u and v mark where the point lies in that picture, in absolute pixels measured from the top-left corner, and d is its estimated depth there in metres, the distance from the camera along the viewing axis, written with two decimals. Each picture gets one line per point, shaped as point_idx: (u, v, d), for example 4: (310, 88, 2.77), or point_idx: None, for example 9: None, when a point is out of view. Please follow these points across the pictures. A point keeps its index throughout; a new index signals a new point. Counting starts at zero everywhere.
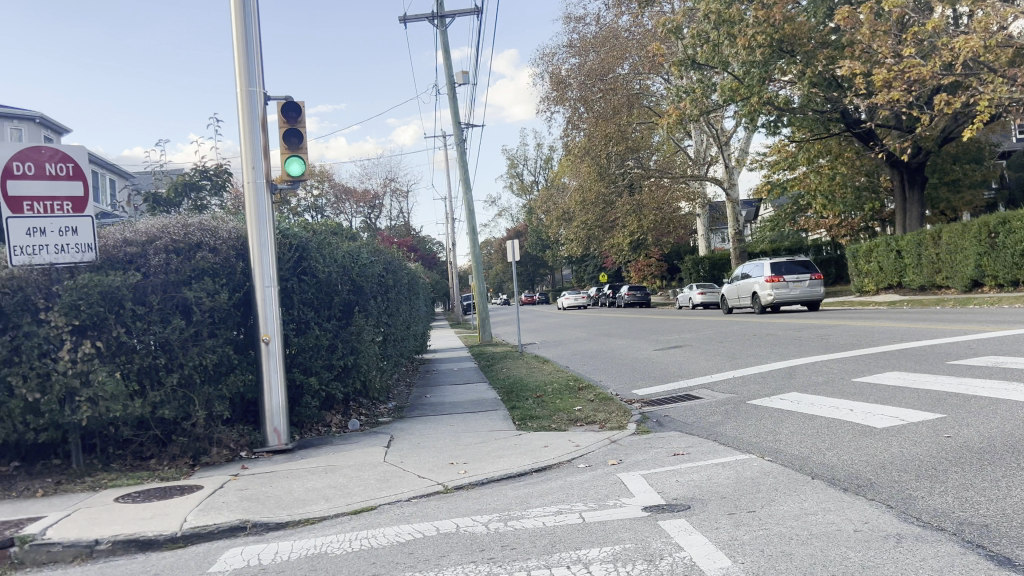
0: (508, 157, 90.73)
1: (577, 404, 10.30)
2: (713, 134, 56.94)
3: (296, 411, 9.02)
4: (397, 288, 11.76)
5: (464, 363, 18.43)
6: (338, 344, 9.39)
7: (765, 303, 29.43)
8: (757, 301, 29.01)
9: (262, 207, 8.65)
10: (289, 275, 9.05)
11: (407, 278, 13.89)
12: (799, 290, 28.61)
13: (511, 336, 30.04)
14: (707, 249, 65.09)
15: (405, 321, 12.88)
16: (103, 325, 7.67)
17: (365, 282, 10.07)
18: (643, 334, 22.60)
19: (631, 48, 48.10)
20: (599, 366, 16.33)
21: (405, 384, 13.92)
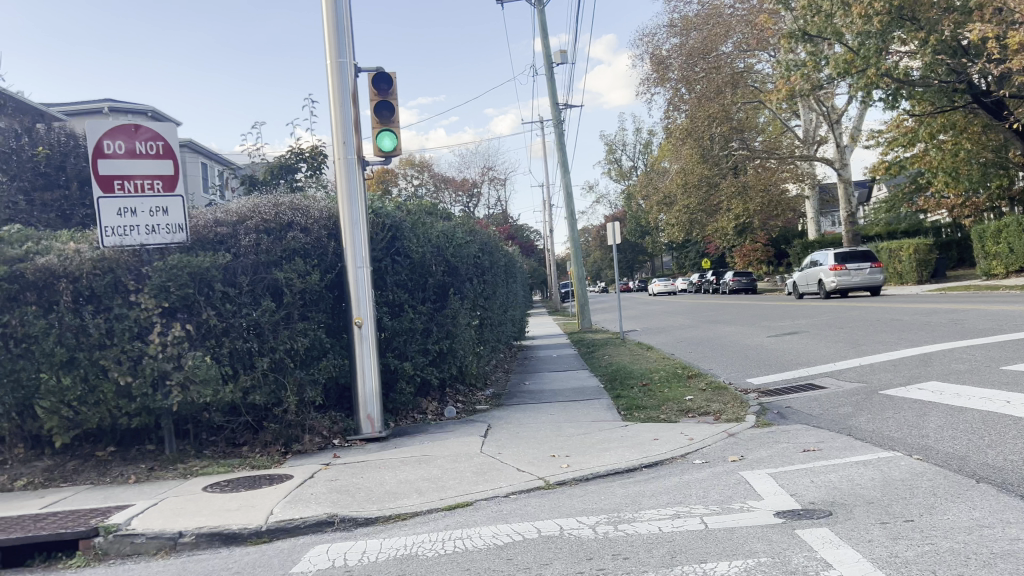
0: (607, 143, 89.27)
1: (688, 393, 9.53)
2: (823, 112, 54.21)
3: (390, 397, 8.63)
4: (494, 271, 11.24)
5: (564, 350, 17.83)
6: (433, 328, 8.94)
7: (829, 289, 30.82)
8: (824, 288, 30.38)
9: (353, 183, 8.24)
10: (382, 255, 8.63)
11: (504, 260, 13.36)
12: (862, 277, 29.92)
13: (612, 322, 29.25)
14: (817, 232, 62.28)
15: (503, 305, 12.37)
16: (193, 308, 7.44)
17: (460, 263, 9.58)
18: (754, 320, 21.44)
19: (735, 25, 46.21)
20: (707, 354, 15.42)
21: (504, 371, 13.43)
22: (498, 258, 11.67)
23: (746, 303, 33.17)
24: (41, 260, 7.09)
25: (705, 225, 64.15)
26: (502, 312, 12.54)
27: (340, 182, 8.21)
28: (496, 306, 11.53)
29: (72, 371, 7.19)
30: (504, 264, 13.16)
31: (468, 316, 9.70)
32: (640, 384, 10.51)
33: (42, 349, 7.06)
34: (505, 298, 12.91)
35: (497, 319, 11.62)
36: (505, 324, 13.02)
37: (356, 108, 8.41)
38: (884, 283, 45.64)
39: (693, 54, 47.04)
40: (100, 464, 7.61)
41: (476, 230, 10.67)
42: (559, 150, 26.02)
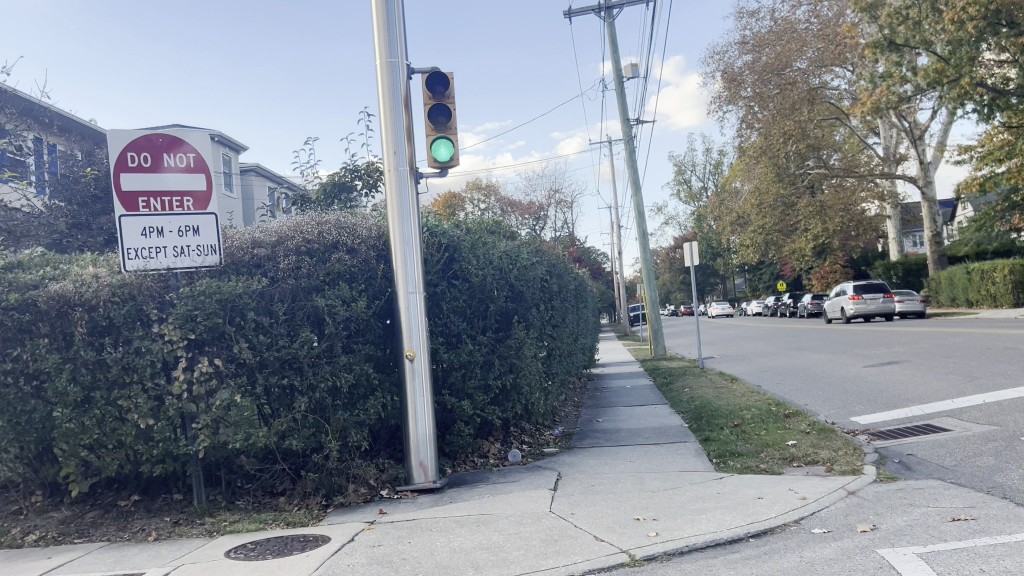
0: (676, 163, 87.55)
1: (789, 438, 8.24)
2: (905, 127, 51.74)
3: (447, 440, 7.61)
4: (564, 296, 10.16)
5: (638, 380, 16.58)
6: (495, 360, 7.90)
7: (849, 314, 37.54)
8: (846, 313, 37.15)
9: (405, 198, 7.28)
10: (438, 279, 7.64)
11: (574, 284, 12.28)
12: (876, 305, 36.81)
13: (687, 349, 27.79)
14: (900, 253, 59.40)
15: (573, 333, 11.27)
16: (223, 340, 6.54)
17: (526, 287, 8.53)
18: (844, 348, 19.81)
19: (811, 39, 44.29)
20: (798, 386, 14.00)
21: (574, 405, 12.30)
22: (568, 282, 10.58)
23: (829, 328, 31.25)
24: (55, 286, 6.32)
25: (780, 247, 61.86)
26: (572, 342, 11.45)
27: (391, 198, 7.26)
28: (566, 335, 10.43)
29: (88, 412, 6.38)
30: (574, 289, 12.07)
31: (535, 346, 8.63)
32: (731, 425, 9.26)
33: (55, 387, 6.26)
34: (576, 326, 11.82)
35: (567, 349, 10.53)
36: (576, 354, 11.91)
37: (409, 114, 7.46)
38: (976, 306, 42.90)
39: (767, 71, 45.17)
40: (122, 516, 6.76)
41: (544, 251, 9.62)
42: (629, 169, 24.81)
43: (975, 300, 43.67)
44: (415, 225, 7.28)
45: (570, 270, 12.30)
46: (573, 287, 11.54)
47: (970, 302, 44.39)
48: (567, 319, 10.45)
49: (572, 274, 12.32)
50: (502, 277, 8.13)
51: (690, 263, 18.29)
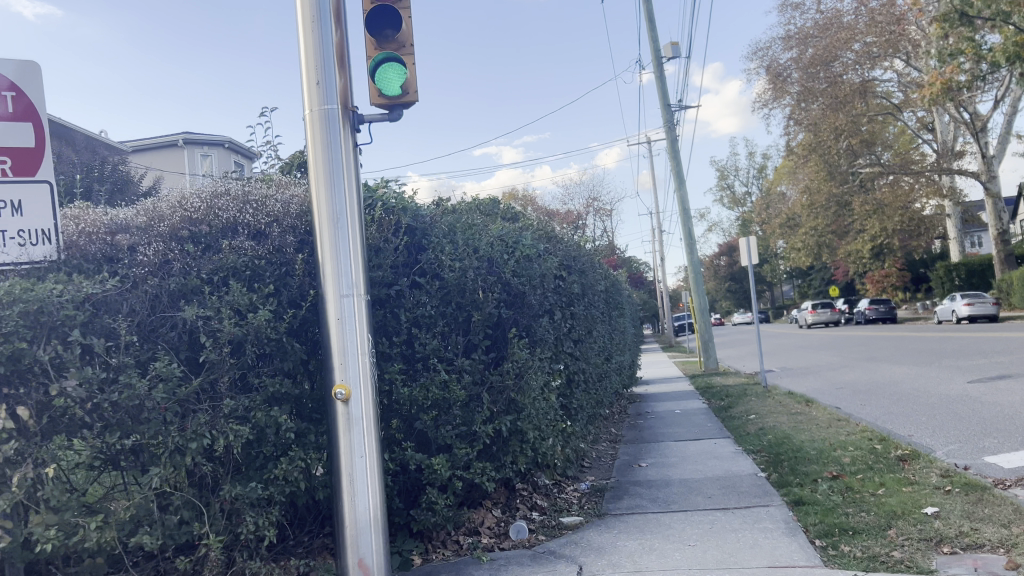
0: (718, 168, 84.24)
1: (920, 501, 5.59)
2: (965, 119, 48.05)
3: (411, 516, 5.10)
4: (590, 299, 7.58)
5: (689, 403, 13.88)
6: (482, 395, 5.36)
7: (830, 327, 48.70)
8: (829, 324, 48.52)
9: (336, 155, 4.77)
10: (394, 277, 5.15)
11: (605, 282, 9.68)
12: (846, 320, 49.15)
13: (742, 361, 24.92)
14: (962, 253, 55.29)
15: (604, 348, 8.72)
16: (35, 375, 3.99)
17: (536, 287, 5.97)
18: (933, 360, 16.80)
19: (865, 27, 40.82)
20: (891, 410, 11.15)
21: (610, 443, 9.66)
22: (597, 281, 7.99)
23: (899, 336, 27.95)
24: None
25: (835, 249, 58.18)
26: (604, 357, 8.91)
27: (315, 155, 4.75)
28: (596, 352, 7.82)
29: None
30: (605, 289, 9.50)
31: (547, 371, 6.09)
32: (828, 477, 6.60)
33: None
34: (609, 339, 9.26)
35: (597, 369, 7.94)
36: (611, 373, 9.34)
37: (341, 28, 4.93)
38: None
39: (813, 65, 42.06)
40: None
41: (561, 237, 7.04)
42: (672, 163, 22.05)
43: None
44: (353, 194, 4.79)
45: (603, 267, 9.70)
46: (604, 289, 9.00)
47: None
48: (597, 326, 7.85)
49: (603, 270, 9.74)
50: (498, 273, 5.57)
51: (747, 262, 15.45)
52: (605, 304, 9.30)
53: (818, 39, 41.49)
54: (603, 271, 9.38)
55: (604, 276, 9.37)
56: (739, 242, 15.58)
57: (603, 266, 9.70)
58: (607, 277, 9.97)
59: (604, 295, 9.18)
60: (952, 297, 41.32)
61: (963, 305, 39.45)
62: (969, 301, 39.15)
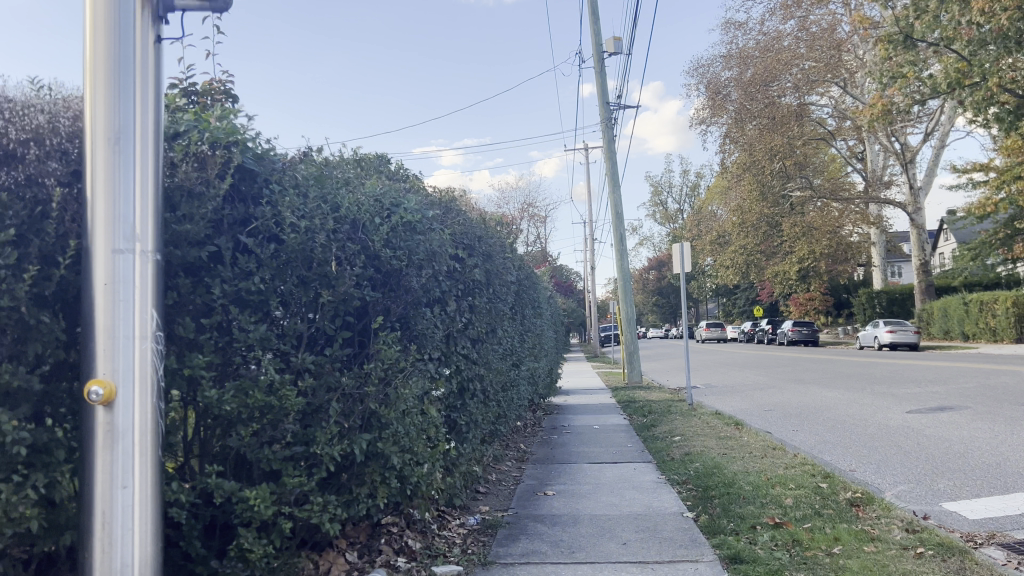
0: (653, 183, 83.95)
1: (891, 569, 4.38)
2: (895, 149, 48.35)
3: (215, 566, 3.69)
4: (495, 288, 6.18)
5: (609, 418, 12.64)
6: (328, 406, 3.92)
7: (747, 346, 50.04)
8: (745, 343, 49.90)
9: (126, 49, 3.32)
10: (211, 235, 3.71)
11: (518, 272, 8.31)
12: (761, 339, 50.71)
13: (666, 376, 23.86)
14: (884, 281, 56.08)
15: (512, 348, 7.36)
16: None
17: (421, 267, 4.56)
18: (864, 386, 15.92)
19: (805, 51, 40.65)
20: (827, 439, 10.13)
21: (515, 462, 8.32)
22: (505, 267, 6.62)
23: (824, 359, 27.46)
24: None
25: (764, 269, 58.39)
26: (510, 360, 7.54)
27: (93, 44, 3.27)
28: (500, 353, 6.46)
29: None
30: (517, 280, 8.11)
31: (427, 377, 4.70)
32: (769, 526, 5.38)
33: None
34: (518, 338, 7.91)
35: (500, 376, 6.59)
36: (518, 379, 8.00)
37: None
38: (973, 341, 39.43)
39: (752, 85, 41.56)
40: None
41: (460, 210, 5.63)
42: (607, 165, 20.93)
43: (971, 334, 40.18)
44: (150, 108, 3.36)
45: (517, 256, 8.33)
46: (514, 279, 7.63)
47: (966, 335, 40.82)
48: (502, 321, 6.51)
49: (517, 256, 8.37)
50: (366, 245, 4.14)
51: (681, 271, 14.02)
52: (516, 295, 7.93)
53: (758, 59, 41.13)
54: (516, 259, 8.01)
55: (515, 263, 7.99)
56: (674, 249, 13.92)
57: (518, 254, 8.32)
58: (522, 268, 8.60)
59: (515, 288, 7.78)
60: (875, 324, 41.49)
61: (886, 332, 39.54)
62: (891, 328, 39.27)
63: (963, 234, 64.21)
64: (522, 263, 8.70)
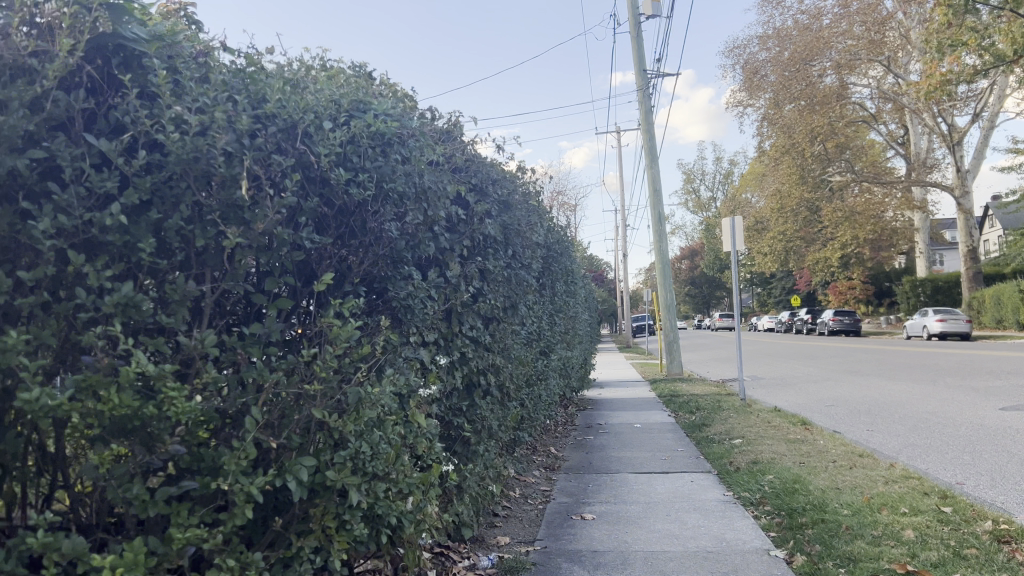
0: (685, 170, 81.68)
1: None
2: (943, 130, 45.88)
3: None
4: (514, 252, 4.69)
5: (651, 415, 11.11)
6: (248, 414, 2.47)
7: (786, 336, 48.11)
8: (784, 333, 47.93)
9: None
10: (37, 141, 2.27)
11: (546, 238, 6.80)
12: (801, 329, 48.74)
13: (706, 367, 22.17)
14: (929, 269, 53.69)
15: (538, 329, 5.86)
16: None
17: (404, 205, 3.09)
18: (936, 379, 14.18)
19: (847, 28, 38.53)
20: (915, 441, 8.57)
21: (545, 473, 6.88)
22: (527, 225, 5.12)
23: (876, 349, 25.56)
24: None
25: (802, 256, 56.25)
26: (536, 344, 6.04)
27: None
28: (522, 337, 4.97)
29: None
30: (545, 246, 6.59)
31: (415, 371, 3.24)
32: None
33: None
34: (545, 317, 6.40)
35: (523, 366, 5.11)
36: (546, 368, 6.50)
37: None
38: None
39: (792, 64, 39.43)
40: None
41: (467, 141, 4.15)
42: (644, 140, 19.32)
43: None
44: None
45: (546, 219, 6.82)
46: (540, 245, 6.11)
47: (1020, 325, 38.59)
48: (525, 294, 5.03)
49: (546, 218, 6.85)
50: (310, 163, 2.67)
51: (731, 248, 12.35)
52: (542, 266, 6.41)
53: (797, 37, 38.97)
54: (542, 220, 6.49)
55: (541, 225, 6.46)
56: (726, 224, 12.30)
57: (546, 215, 6.80)
58: (551, 235, 7.09)
59: (541, 255, 6.26)
60: (923, 313, 39.37)
61: (936, 322, 37.47)
62: (941, 317, 37.19)
63: (1011, 219, 61.43)
64: (551, 229, 7.17)
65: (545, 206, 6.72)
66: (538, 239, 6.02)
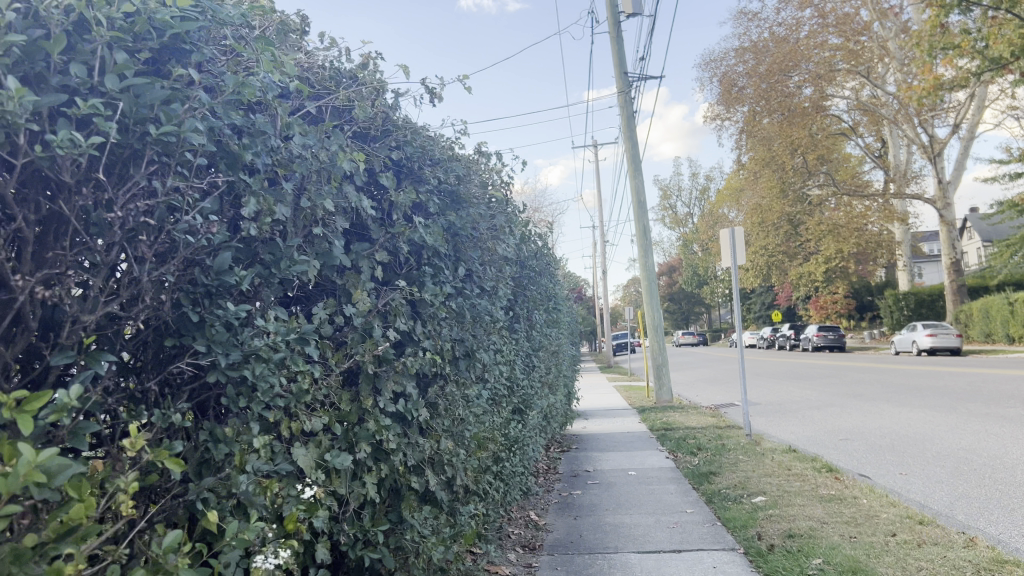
0: (662, 185, 80.55)
1: None
2: (924, 141, 44.94)
3: None
4: (454, 280, 3.63)
5: (646, 455, 9.69)
6: None
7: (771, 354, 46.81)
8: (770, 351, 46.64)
9: None
10: None
11: (519, 248, 5.33)
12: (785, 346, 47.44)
13: (692, 392, 20.76)
14: (911, 282, 52.71)
15: (514, 374, 4.77)
16: None
17: (204, 180, 2.27)
18: (950, 406, 12.88)
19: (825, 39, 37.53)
20: (973, 494, 7.13)
21: (520, 552, 5.44)
22: (467, 223, 3.85)
23: (869, 367, 24.24)
24: None
25: (784, 271, 55.11)
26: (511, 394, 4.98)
27: None
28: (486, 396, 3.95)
29: None
30: (517, 259, 5.16)
31: (263, 494, 2.26)
32: None
33: None
34: (523, 356, 5.28)
35: (489, 433, 4.08)
36: (529, 419, 5.40)
37: None
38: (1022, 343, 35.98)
39: (771, 74, 38.21)
40: None
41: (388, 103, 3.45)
42: (626, 149, 17.98)
43: (1018, 336, 36.91)
44: None
45: (518, 226, 5.34)
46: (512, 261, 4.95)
47: (1011, 338, 37.53)
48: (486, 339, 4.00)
49: (518, 227, 5.39)
50: None
51: (732, 264, 10.85)
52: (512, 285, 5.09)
53: (774, 48, 37.89)
54: (513, 229, 5.08)
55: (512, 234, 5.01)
56: (726, 236, 10.87)
57: (519, 218, 5.38)
58: (527, 248, 5.59)
59: (510, 274, 4.88)
60: (912, 327, 38.19)
61: (925, 336, 36.27)
62: (932, 332, 35.98)
63: (991, 231, 60.74)
64: (526, 236, 5.69)
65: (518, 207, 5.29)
66: (502, 252, 4.60)
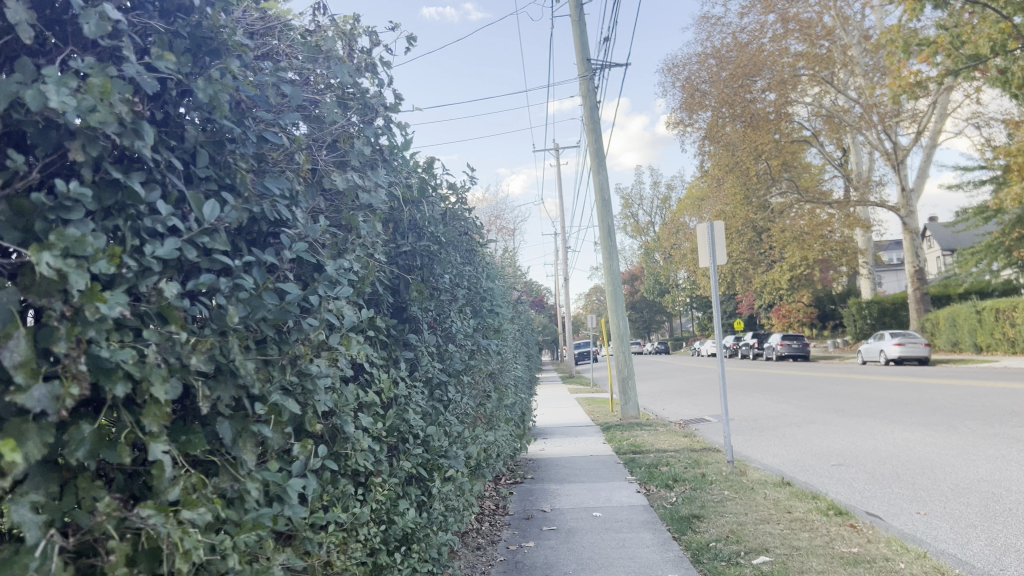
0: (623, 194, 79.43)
1: None
2: (887, 148, 44.30)
3: None
4: (175, 224, 2.08)
5: (605, 488, 8.23)
6: None
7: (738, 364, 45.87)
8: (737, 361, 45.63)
9: None
10: None
11: (393, 194, 3.65)
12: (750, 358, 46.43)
13: (657, 406, 19.37)
14: (874, 290, 52.17)
15: (385, 429, 3.30)
16: None
17: None
18: (943, 424, 11.63)
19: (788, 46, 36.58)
20: (1015, 543, 5.76)
21: None
22: (216, 85, 2.21)
23: (841, 379, 23.05)
24: None
25: (747, 278, 54.17)
26: (391, 462, 3.51)
27: None
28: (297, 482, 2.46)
29: None
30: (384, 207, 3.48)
31: None
32: None
33: None
34: (420, 396, 3.76)
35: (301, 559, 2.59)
36: (432, 491, 3.91)
37: None
38: (990, 353, 35.20)
39: (733, 79, 37.18)
40: None
41: None
42: (588, 143, 16.57)
43: (985, 345, 36.24)
44: None
45: (390, 163, 3.65)
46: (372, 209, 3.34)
47: (979, 347, 36.82)
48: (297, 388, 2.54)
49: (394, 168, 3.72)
50: None
51: (710, 263, 9.44)
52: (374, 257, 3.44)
53: (736, 55, 36.97)
54: (376, 164, 3.41)
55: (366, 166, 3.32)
56: (704, 232, 9.47)
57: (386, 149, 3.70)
58: (416, 205, 3.95)
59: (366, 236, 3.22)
60: (880, 336, 37.44)
61: (893, 346, 35.42)
62: (900, 341, 35.13)
63: (951, 240, 60.59)
64: (415, 185, 4.04)
65: (387, 125, 3.63)
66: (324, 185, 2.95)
